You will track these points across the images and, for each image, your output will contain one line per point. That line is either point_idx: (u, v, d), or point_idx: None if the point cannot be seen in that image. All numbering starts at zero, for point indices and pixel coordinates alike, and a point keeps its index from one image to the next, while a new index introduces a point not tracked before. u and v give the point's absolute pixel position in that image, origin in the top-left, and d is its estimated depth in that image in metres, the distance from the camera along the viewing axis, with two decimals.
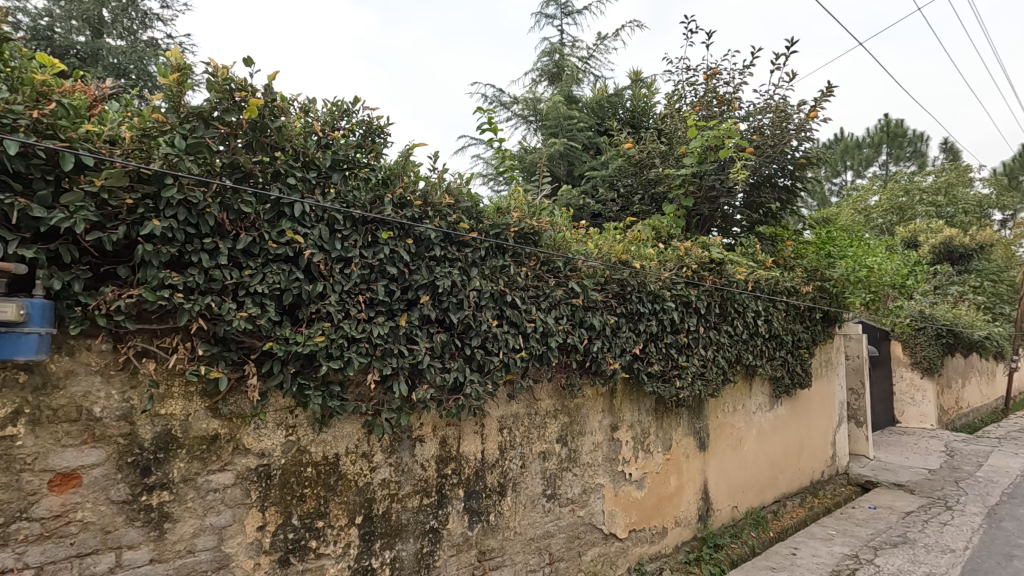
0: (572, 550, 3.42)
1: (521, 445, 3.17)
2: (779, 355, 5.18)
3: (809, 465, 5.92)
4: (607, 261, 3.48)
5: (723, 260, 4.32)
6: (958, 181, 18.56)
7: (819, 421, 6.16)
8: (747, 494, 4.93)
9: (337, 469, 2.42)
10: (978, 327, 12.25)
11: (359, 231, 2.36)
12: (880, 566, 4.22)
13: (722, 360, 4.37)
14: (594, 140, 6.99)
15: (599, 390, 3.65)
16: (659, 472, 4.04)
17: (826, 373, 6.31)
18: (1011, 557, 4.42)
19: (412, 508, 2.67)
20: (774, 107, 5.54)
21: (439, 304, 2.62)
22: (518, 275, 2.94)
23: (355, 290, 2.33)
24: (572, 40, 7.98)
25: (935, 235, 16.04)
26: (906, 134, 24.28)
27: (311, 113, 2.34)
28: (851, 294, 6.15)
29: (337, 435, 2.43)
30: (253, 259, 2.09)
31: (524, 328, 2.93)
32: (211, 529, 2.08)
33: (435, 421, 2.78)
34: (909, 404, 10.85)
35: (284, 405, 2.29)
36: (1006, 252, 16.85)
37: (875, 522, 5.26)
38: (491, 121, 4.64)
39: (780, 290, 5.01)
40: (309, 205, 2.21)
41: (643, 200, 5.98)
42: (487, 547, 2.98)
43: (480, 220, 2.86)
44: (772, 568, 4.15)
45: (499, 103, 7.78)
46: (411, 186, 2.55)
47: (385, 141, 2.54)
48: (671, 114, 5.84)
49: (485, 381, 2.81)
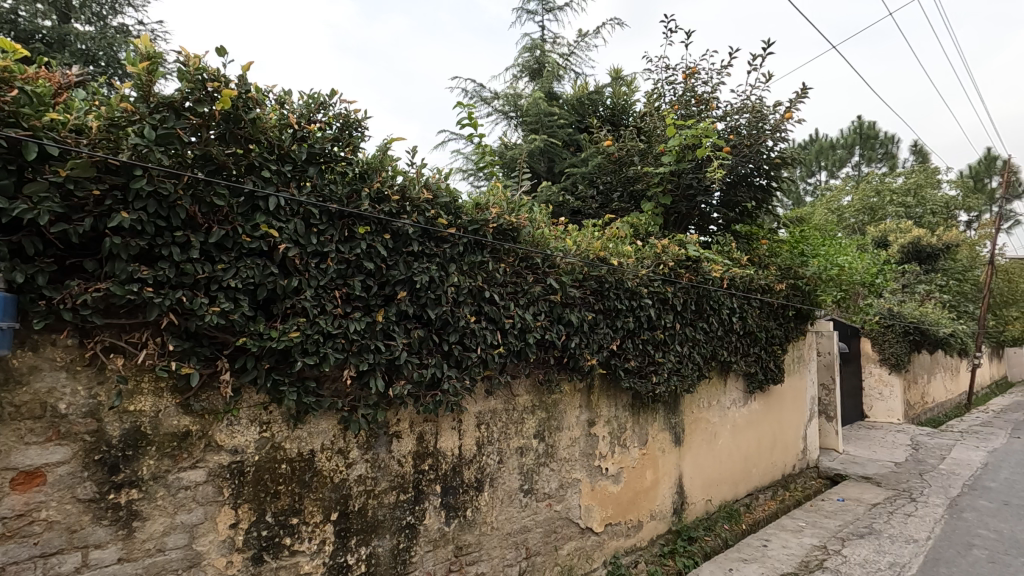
0: (548, 544, 3.45)
1: (498, 440, 3.18)
2: (753, 351, 5.30)
3: (781, 459, 6.05)
4: (586, 258, 3.50)
5: (699, 258, 4.37)
6: (927, 183, 19.06)
7: (791, 415, 6.29)
8: (721, 488, 5.02)
9: (312, 465, 2.40)
10: (943, 325, 12.66)
11: (336, 225, 2.33)
12: (847, 556, 4.34)
13: (698, 357, 4.46)
14: (574, 137, 7.03)
15: (576, 386, 3.67)
16: (635, 467, 4.10)
17: (798, 369, 6.45)
18: (971, 546, 4.58)
19: (389, 504, 2.66)
20: (751, 107, 5.63)
21: (416, 300, 2.60)
22: (497, 271, 2.95)
23: (332, 285, 2.31)
24: (553, 36, 8.00)
25: (904, 235, 16.49)
26: (877, 136, 24.84)
27: (286, 105, 2.30)
28: (823, 291, 6.28)
29: (313, 431, 2.41)
30: (226, 253, 2.05)
31: (502, 324, 2.94)
32: (182, 527, 2.05)
33: (413, 417, 2.77)
34: (878, 400, 11.16)
35: (257, 401, 2.26)
36: (972, 252, 17.38)
37: (842, 514, 5.41)
38: (472, 116, 4.64)
39: (754, 288, 5.10)
40: (284, 198, 2.18)
41: (622, 198, 6.08)
42: (464, 542, 2.98)
43: (459, 216, 2.85)
44: (744, 559, 4.24)
45: (479, 98, 7.77)
46: (389, 181, 2.53)
47: (362, 135, 2.51)
48: (650, 112, 5.92)
49: (463, 377, 2.82)
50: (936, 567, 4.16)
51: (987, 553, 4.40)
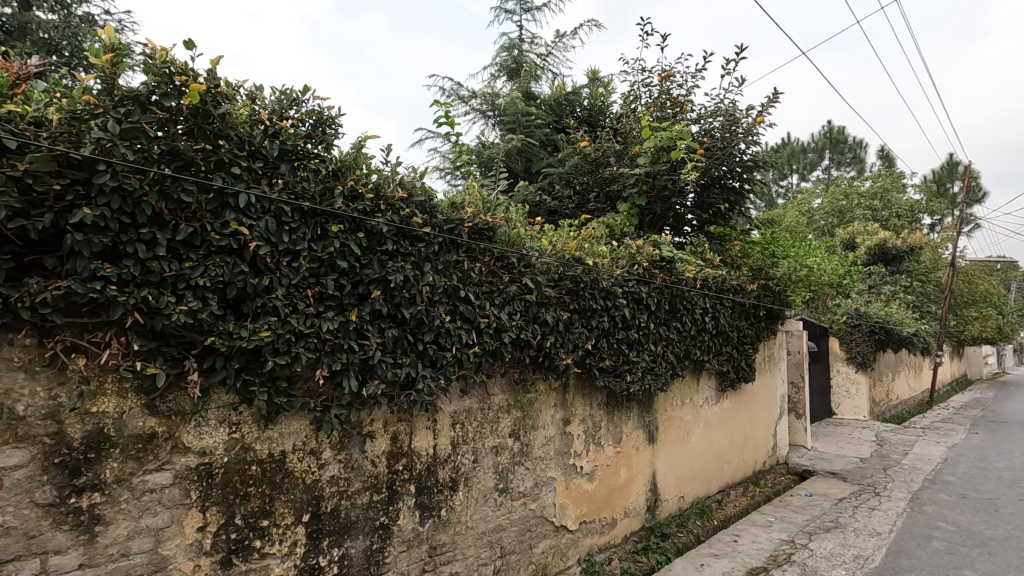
0: (523, 543, 3.46)
1: (473, 439, 3.18)
2: (725, 350, 5.40)
3: (752, 456, 6.17)
4: (561, 258, 3.52)
5: (673, 258, 4.44)
6: (893, 187, 19.62)
7: (762, 413, 6.43)
8: (693, 485, 5.11)
9: (284, 466, 2.37)
10: (907, 325, 13.07)
11: (309, 224, 2.30)
12: (813, 550, 4.45)
13: (671, 356, 4.52)
14: (551, 138, 7.06)
15: (552, 385, 3.70)
16: (610, 465, 4.14)
17: (769, 368, 6.59)
18: (931, 538, 4.74)
19: (362, 505, 2.64)
20: (725, 110, 5.72)
21: (391, 299, 2.58)
22: (472, 271, 2.94)
23: (304, 284, 2.28)
24: (531, 36, 8.01)
25: (871, 237, 16.95)
26: (847, 140, 25.50)
27: (258, 101, 2.27)
28: (793, 292, 6.42)
29: (284, 432, 2.38)
30: (194, 251, 2.01)
31: (477, 324, 2.94)
32: (147, 531, 2.01)
33: (387, 416, 2.76)
34: (845, 397, 11.47)
35: (226, 402, 2.22)
36: (934, 254, 17.97)
37: (810, 509, 5.55)
38: (449, 115, 4.62)
39: (727, 288, 5.20)
40: (254, 196, 2.14)
41: (598, 198, 6.13)
42: (438, 542, 2.98)
43: (435, 215, 2.83)
44: (715, 555, 4.33)
45: (456, 96, 7.75)
46: (363, 179, 2.51)
47: (336, 133, 2.49)
48: (627, 114, 6.00)
49: (437, 376, 2.81)
50: (898, 559, 4.30)
51: (946, 545, 4.57)
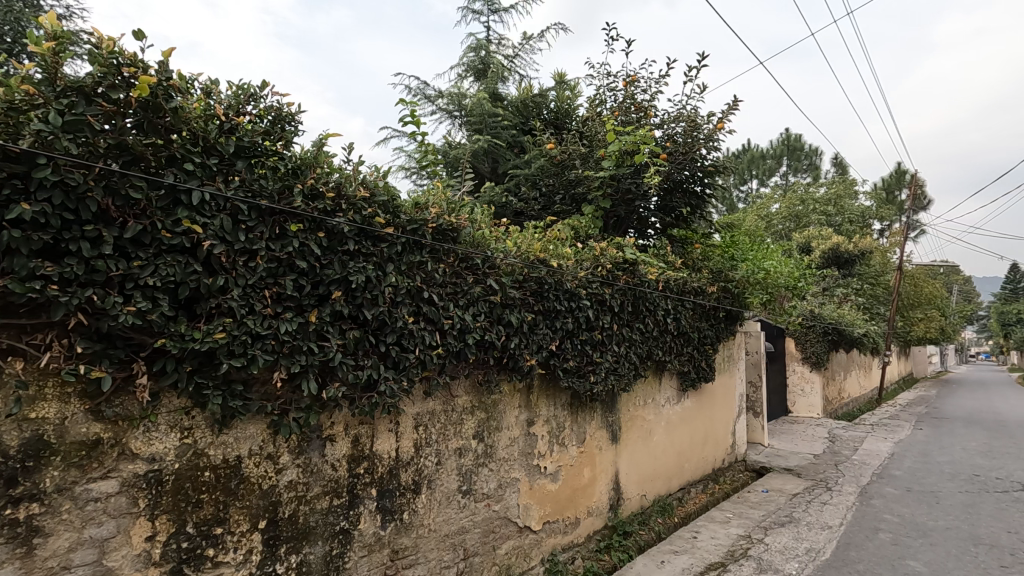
0: (486, 544, 3.46)
1: (436, 441, 3.16)
2: (686, 351, 5.52)
3: (711, 454, 6.33)
4: (526, 259, 3.53)
5: (636, 260, 4.52)
6: (845, 194, 20.45)
7: (721, 412, 6.59)
8: (655, 483, 5.20)
9: (239, 471, 2.30)
10: (858, 326, 13.63)
11: (267, 223, 2.24)
12: (769, 544, 4.59)
13: (634, 357, 4.60)
14: (518, 139, 7.10)
15: (516, 386, 3.70)
16: (573, 465, 4.18)
17: (728, 368, 6.77)
18: (877, 530, 4.95)
19: (321, 510, 2.59)
20: (687, 116, 5.85)
21: (352, 300, 2.54)
22: (436, 271, 2.92)
23: (261, 284, 2.22)
24: (498, 37, 8.03)
25: (825, 241, 17.62)
26: (803, 148, 26.46)
27: (213, 95, 2.21)
28: (751, 294, 6.62)
29: (239, 436, 2.31)
30: (143, 250, 1.93)
31: (441, 325, 2.92)
32: (90, 542, 1.92)
33: (348, 419, 2.71)
34: (800, 395, 11.87)
35: (178, 406, 2.14)
36: (883, 258, 18.81)
37: (766, 505, 5.72)
38: (415, 114, 4.58)
39: (688, 290, 5.33)
40: (208, 193, 2.08)
41: (564, 200, 6.17)
42: (400, 545, 2.94)
43: (398, 215, 2.80)
44: (674, 551, 4.42)
45: (423, 96, 7.70)
46: (324, 177, 2.46)
47: (295, 130, 2.44)
48: (592, 117, 6.07)
49: (400, 378, 2.78)
50: (847, 551, 4.47)
51: (891, 537, 4.78)
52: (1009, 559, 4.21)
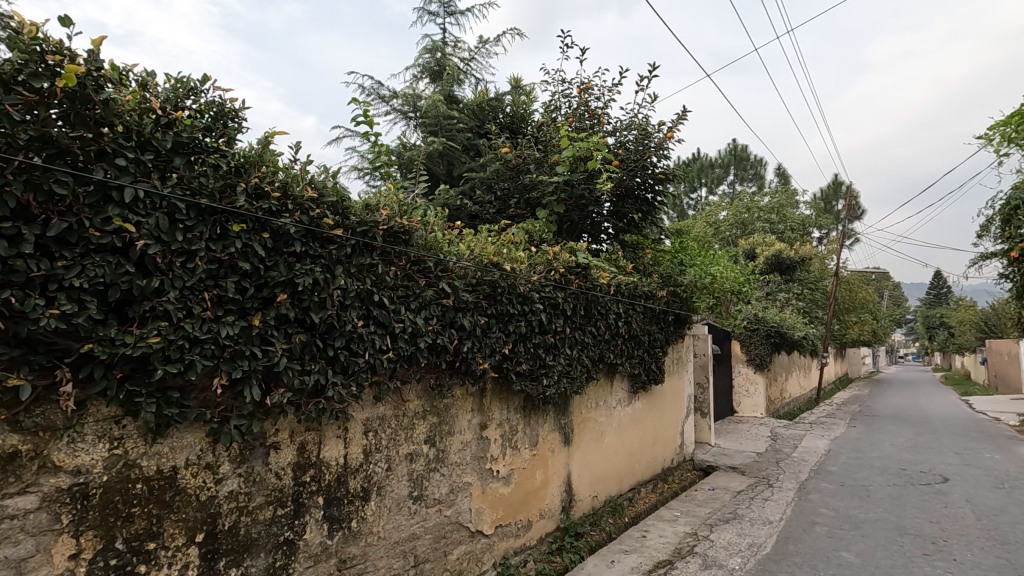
0: (437, 550, 3.42)
1: (387, 447, 3.11)
2: (637, 354, 5.64)
3: (661, 454, 6.48)
4: (479, 263, 3.52)
5: (589, 265, 4.59)
6: (787, 203, 21.41)
7: (671, 413, 6.77)
8: (606, 484, 5.28)
9: (174, 483, 2.19)
10: (798, 329, 14.30)
11: (207, 222, 2.15)
12: (713, 541, 4.75)
13: (586, 359, 4.67)
14: (473, 142, 7.11)
15: (468, 390, 3.69)
16: (526, 467, 4.20)
17: (677, 369, 6.97)
18: (814, 524, 5.20)
19: (264, 521, 2.49)
20: (638, 124, 6.00)
21: (299, 303, 2.46)
22: (387, 274, 2.87)
23: (201, 286, 2.12)
24: (454, 40, 8.02)
25: (769, 248, 18.38)
26: (749, 158, 27.57)
27: (149, 89, 2.14)
28: (698, 298, 6.84)
29: (176, 446, 2.20)
30: (69, 249, 1.82)
31: (391, 328, 2.87)
32: (6, 563, 1.79)
33: (294, 426, 2.63)
34: (745, 396, 12.34)
35: (107, 415, 2.02)
36: (821, 265, 19.81)
37: (712, 503, 5.91)
38: (368, 114, 4.51)
39: (639, 294, 5.46)
40: (143, 190, 1.98)
41: (518, 204, 6.19)
42: (348, 554, 2.87)
43: (347, 217, 2.74)
44: (624, 551, 4.50)
45: (376, 95, 7.59)
46: (269, 176, 2.38)
47: (238, 126, 2.40)
48: (547, 123, 6.14)
49: (349, 383, 2.71)
50: (786, 544, 4.67)
51: (826, 530, 5.03)
52: (931, 548, 4.51)
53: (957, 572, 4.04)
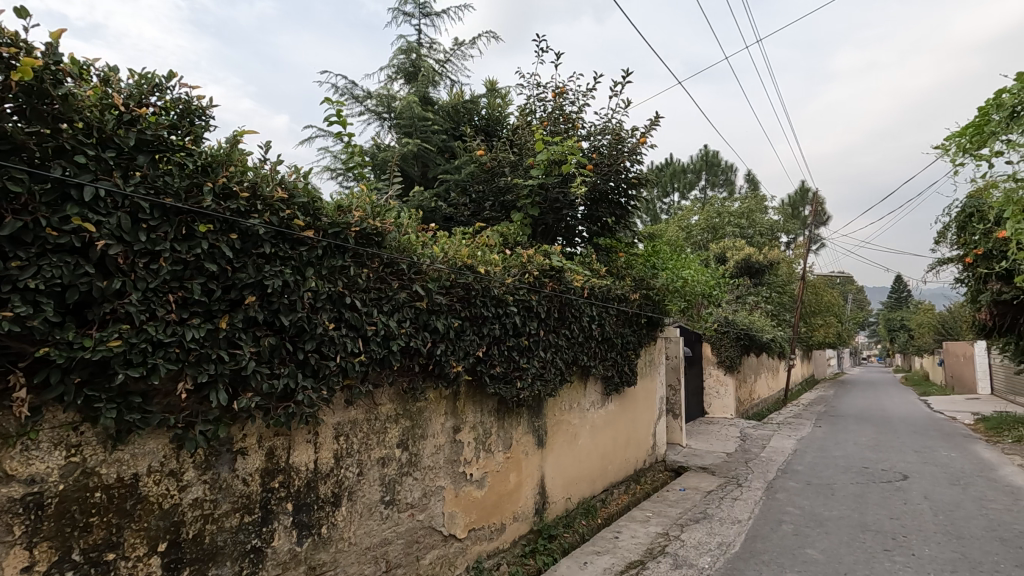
0: (410, 555, 3.39)
1: (358, 451, 3.07)
2: (610, 356, 5.70)
3: (633, 456, 6.55)
4: (453, 265, 3.51)
5: (562, 268, 4.62)
6: (757, 208, 21.91)
7: (643, 415, 6.85)
8: (580, 486, 5.31)
9: (136, 491, 2.13)
10: (766, 331, 14.65)
11: (172, 222, 2.09)
12: (684, 540, 4.82)
13: (560, 362, 4.69)
14: (448, 144, 7.10)
15: (442, 393, 3.67)
16: (499, 470, 4.19)
17: (649, 371, 7.06)
18: (781, 522, 5.32)
19: (230, 528, 2.43)
20: (612, 129, 6.07)
21: (268, 305, 2.41)
22: (359, 276, 2.83)
23: (165, 288, 2.07)
24: (429, 41, 7.99)
25: (738, 252, 18.78)
26: (720, 164, 28.14)
27: (111, 84, 2.08)
28: (670, 301, 6.95)
29: (137, 452, 2.13)
30: (24, 249, 1.75)
31: (363, 331, 2.84)
32: None
33: (262, 431, 2.57)
34: (715, 397, 12.56)
35: (64, 422, 1.95)
36: (788, 269, 20.32)
37: (683, 503, 5.99)
38: (341, 114, 4.47)
39: (612, 297, 5.52)
40: (105, 188, 1.92)
41: (493, 207, 6.20)
42: (318, 561, 2.83)
43: (319, 218, 2.70)
44: (597, 552, 4.53)
45: (350, 95, 7.51)
46: (237, 176, 2.33)
47: (205, 125, 2.35)
48: (522, 126, 6.16)
49: (320, 387, 2.67)
50: (754, 543, 4.77)
51: (793, 527, 5.15)
52: (892, 543, 4.65)
53: (916, 566, 4.18)
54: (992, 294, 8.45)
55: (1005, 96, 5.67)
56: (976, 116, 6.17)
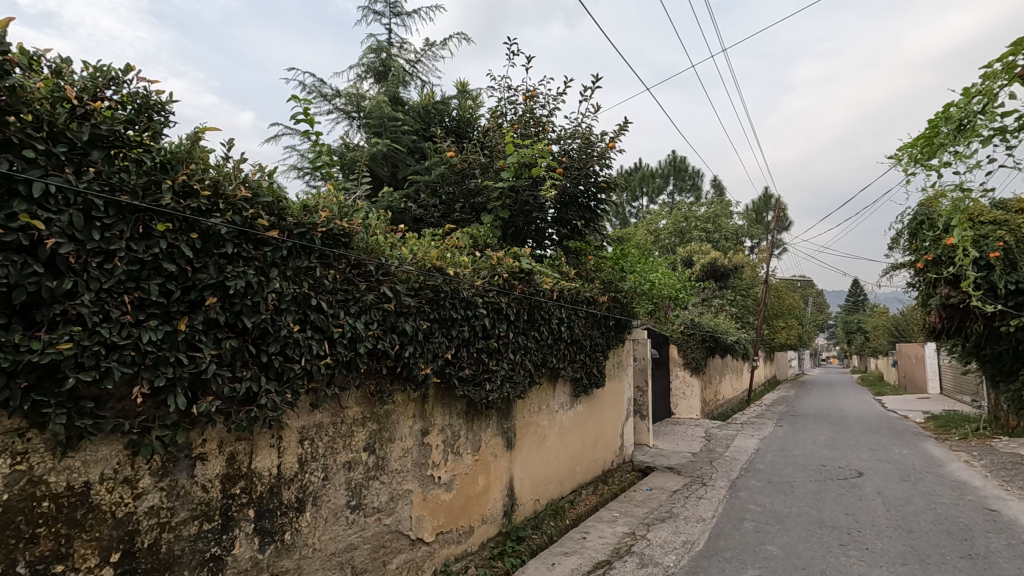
0: (376, 560, 3.35)
1: (324, 455, 3.02)
2: (579, 358, 5.75)
3: (601, 456, 6.63)
4: (422, 267, 3.50)
5: (532, 270, 4.65)
6: (722, 213, 22.44)
7: (611, 416, 6.94)
8: (548, 487, 5.34)
9: (87, 499, 2.04)
10: (730, 334, 15.01)
11: (128, 220, 2.02)
12: (650, 540, 4.89)
13: (529, 364, 4.71)
14: (418, 145, 7.06)
15: (410, 396, 3.64)
16: (468, 473, 4.18)
17: (618, 373, 7.15)
18: (743, 520, 5.45)
19: (189, 536, 2.36)
20: (582, 133, 6.14)
21: (229, 307, 2.35)
22: (325, 278, 2.79)
23: (121, 288, 1.99)
24: (400, 41, 7.94)
25: (705, 256, 19.20)
26: (687, 169, 28.72)
27: (64, 77, 2.01)
28: (638, 304, 7.06)
29: (89, 459, 2.05)
30: None
31: (329, 333, 2.79)
32: None
33: (223, 436, 2.51)
34: (682, 398, 12.80)
35: (10, 428, 1.85)
36: (752, 272, 20.88)
37: (650, 502, 6.09)
38: (309, 112, 4.40)
39: (581, 299, 5.57)
40: (56, 184, 1.85)
41: (463, 208, 6.18)
42: (280, 568, 2.77)
43: (284, 218, 2.65)
44: (565, 553, 4.56)
45: (318, 94, 7.41)
46: (198, 174, 2.27)
47: (165, 121, 2.28)
48: (493, 128, 6.17)
49: (284, 391, 2.61)
50: (718, 540, 4.87)
51: (754, 525, 5.29)
52: (848, 538, 4.82)
53: (869, 559, 4.34)
54: (941, 298, 8.86)
55: (953, 110, 5.95)
56: (926, 128, 6.47)
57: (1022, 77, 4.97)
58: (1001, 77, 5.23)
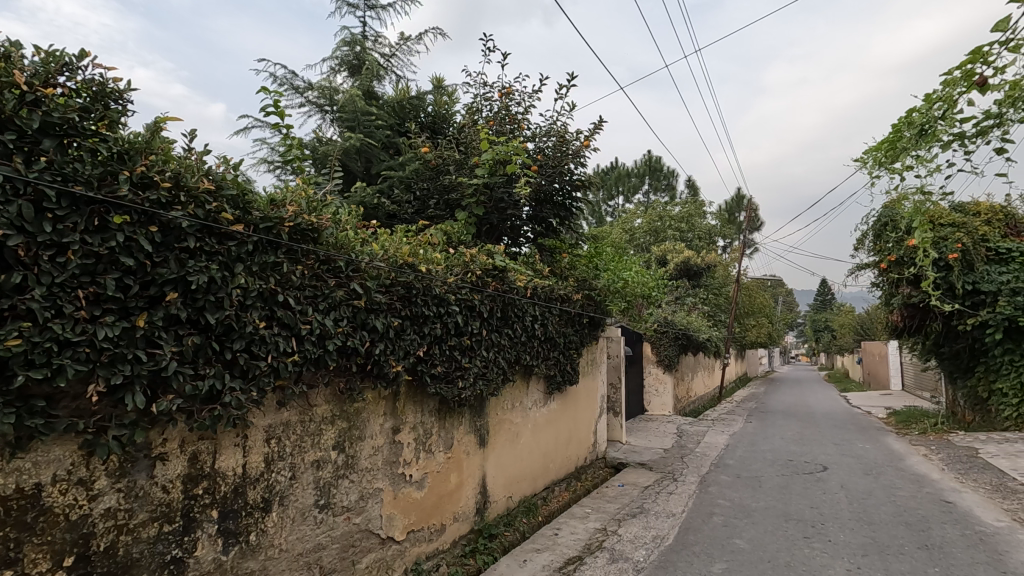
0: (345, 560, 3.31)
1: (291, 454, 2.96)
2: (553, 355, 5.77)
3: (575, 453, 6.67)
4: (393, 263, 3.46)
5: (505, 268, 4.64)
6: (696, 213, 22.78)
7: (585, 414, 6.99)
8: (521, 484, 5.35)
9: (38, 502, 1.97)
10: (702, 332, 15.26)
11: (82, 212, 1.95)
12: (621, 535, 4.95)
13: (502, 361, 4.71)
14: (392, 140, 6.99)
15: (381, 394, 3.59)
16: (440, 471, 4.16)
17: (591, 370, 7.20)
18: (712, 514, 5.55)
19: (147, 539, 2.29)
20: (557, 132, 6.15)
21: (191, 303, 2.29)
22: (293, 274, 2.73)
23: (74, 283, 1.92)
24: (374, 34, 7.84)
25: (678, 255, 19.45)
26: (663, 169, 29.06)
27: (14, 61, 1.93)
28: (611, 301, 7.11)
29: (41, 459, 1.97)
30: None
31: (297, 330, 2.73)
32: None
33: (185, 435, 2.44)
34: (654, 395, 12.97)
35: None
36: (724, 271, 21.24)
37: (621, 498, 6.15)
38: (279, 105, 4.32)
39: (555, 297, 5.59)
40: (4, 175, 1.77)
41: (438, 205, 6.14)
42: (245, 569, 2.71)
43: (249, 212, 2.59)
44: (537, 549, 4.58)
45: (289, 86, 7.26)
46: (158, 166, 2.20)
47: (123, 110, 2.21)
48: (468, 124, 6.15)
49: (249, 389, 2.55)
50: (687, 534, 4.95)
51: (723, 519, 5.38)
52: (812, 531, 4.95)
53: (831, 552, 4.46)
54: (903, 298, 9.15)
55: (915, 115, 6.13)
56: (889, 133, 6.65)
57: (981, 84, 5.14)
58: (960, 84, 5.38)
